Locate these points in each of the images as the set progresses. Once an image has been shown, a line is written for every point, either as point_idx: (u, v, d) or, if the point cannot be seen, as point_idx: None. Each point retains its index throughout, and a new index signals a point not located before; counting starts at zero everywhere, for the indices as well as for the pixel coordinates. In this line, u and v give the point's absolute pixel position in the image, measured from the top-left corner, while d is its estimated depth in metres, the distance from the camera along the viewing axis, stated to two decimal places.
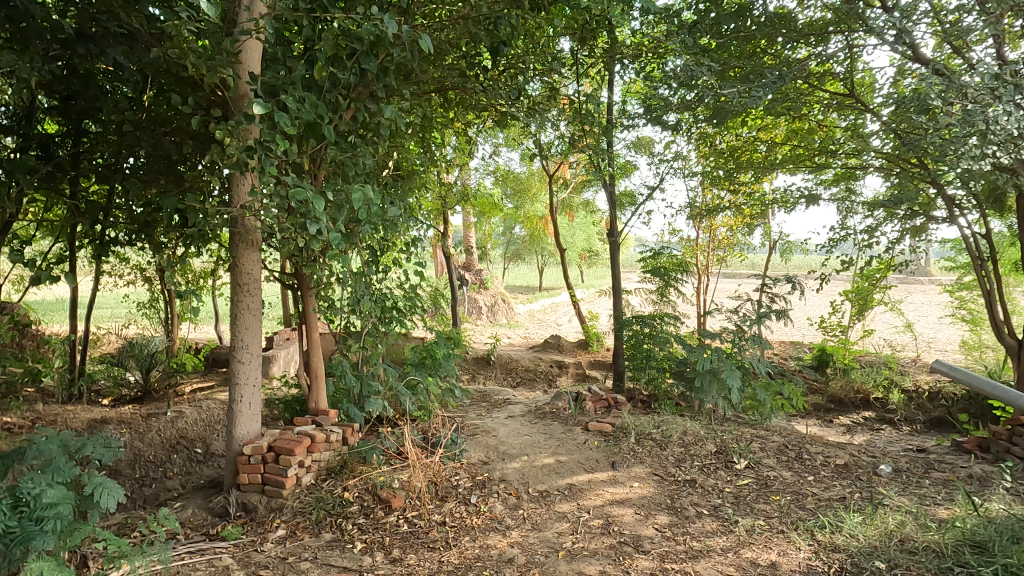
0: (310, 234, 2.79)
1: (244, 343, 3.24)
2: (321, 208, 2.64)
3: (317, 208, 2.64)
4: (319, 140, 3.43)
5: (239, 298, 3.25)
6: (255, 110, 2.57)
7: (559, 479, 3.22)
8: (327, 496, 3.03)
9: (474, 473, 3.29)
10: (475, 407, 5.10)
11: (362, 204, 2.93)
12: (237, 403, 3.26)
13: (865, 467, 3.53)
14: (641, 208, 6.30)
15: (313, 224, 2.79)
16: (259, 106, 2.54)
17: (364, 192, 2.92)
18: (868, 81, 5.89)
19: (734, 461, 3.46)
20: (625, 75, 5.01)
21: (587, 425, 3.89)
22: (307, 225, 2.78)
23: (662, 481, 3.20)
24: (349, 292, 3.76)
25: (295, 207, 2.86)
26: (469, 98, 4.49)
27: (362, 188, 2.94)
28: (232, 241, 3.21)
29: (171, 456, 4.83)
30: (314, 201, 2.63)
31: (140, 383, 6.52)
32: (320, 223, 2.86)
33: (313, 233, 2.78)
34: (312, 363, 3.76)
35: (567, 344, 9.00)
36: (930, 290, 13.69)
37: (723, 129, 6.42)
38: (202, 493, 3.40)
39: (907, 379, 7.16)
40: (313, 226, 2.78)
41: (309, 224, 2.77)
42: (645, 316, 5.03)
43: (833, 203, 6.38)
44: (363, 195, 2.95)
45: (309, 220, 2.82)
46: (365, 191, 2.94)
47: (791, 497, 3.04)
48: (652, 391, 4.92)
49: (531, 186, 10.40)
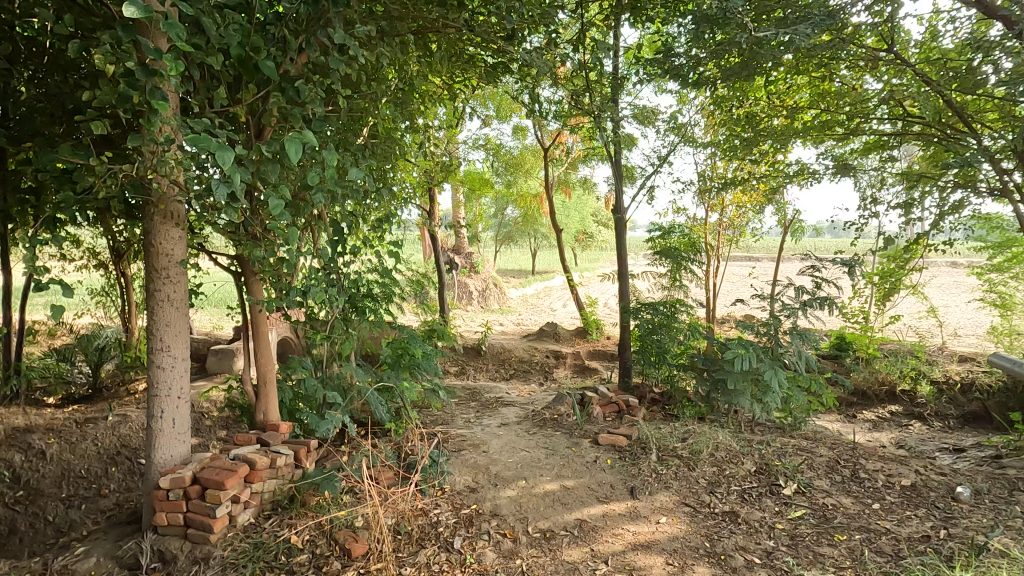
0: (218, 200, 2.01)
1: (163, 345, 2.53)
2: (230, 162, 1.84)
3: (223, 159, 1.83)
4: (262, 85, 2.68)
5: (156, 285, 2.52)
6: (126, 14, 1.67)
7: (567, 513, 2.56)
8: (269, 542, 2.34)
9: (458, 505, 2.63)
10: (464, 409, 4.42)
11: (299, 158, 2.15)
12: (156, 420, 2.55)
13: (939, 489, 2.87)
14: (649, 181, 5.60)
15: (223, 188, 2.00)
16: (132, 7, 1.66)
17: (301, 143, 2.15)
18: (905, 33, 5.18)
19: (780, 485, 2.80)
20: (637, 18, 4.28)
21: (597, 438, 3.23)
22: (213, 188, 1.99)
23: (694, 515, 2.55)
24: (301, 278, 3.01)
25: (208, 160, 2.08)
26: (452, 45, 3.75)
27: (293, 141, 2.15)
28: (144, 213, 2.47)
29: (109, 470, 4.15)
30: (213, 148, 1.82)
31: (90, 380, 5.92)
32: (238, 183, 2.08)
33: (224, 199, 2.00)
34: (261, 367, 3.03)
35: (564, 333, 8.31)
36: (956, 275, 12.88)
37: (741, 93, 5.71)
38: (117, 531, 2.71)
39: (936, 369, 6.55)
40: (221, 189, 1.99)
41: (215, 187, 1.98)
42: (657, 302, 4.41)
43: (862, 176, 5.72)
44: (300, 148, 2.17)
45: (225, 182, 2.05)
46: (298, 141, 2.15)
47: (863, 537, 2.40)
48: (668, 390, 4.27)
49: (524, 161, 9.53)
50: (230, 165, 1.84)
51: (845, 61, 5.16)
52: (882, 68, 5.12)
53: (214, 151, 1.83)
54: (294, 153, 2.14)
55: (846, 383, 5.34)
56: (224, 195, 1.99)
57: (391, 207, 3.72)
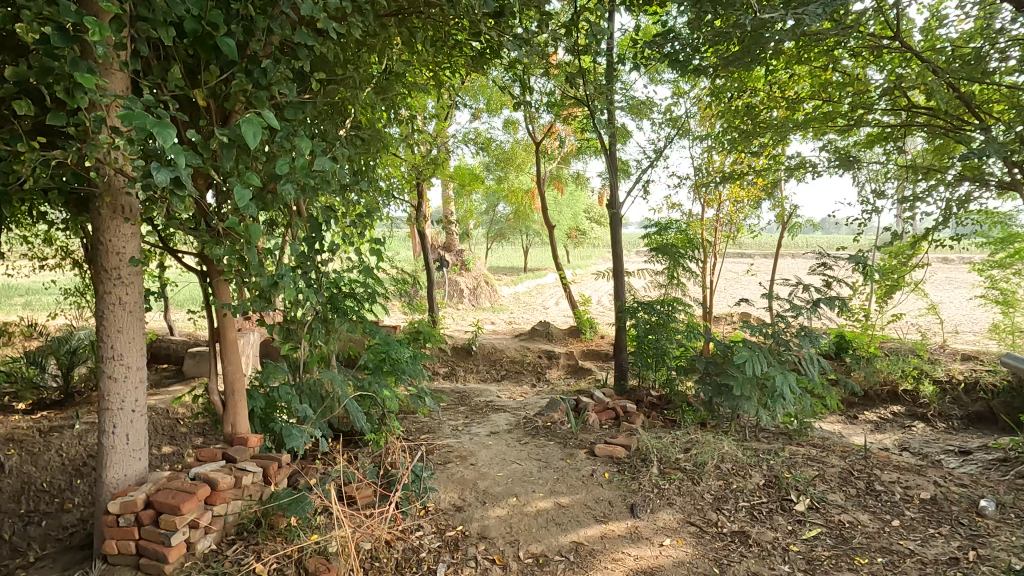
0: (158, 185, 1.74)
1: (114, 353, 2.28)
2: (170, 142, 1.56)
3: (162, 137, 1.55)
4: (225, 68, 2.43)
5: (106, 288, 2.26)
6: None
7: (562, 535, 2.34)
8: (231, 572, 2.08)
9: (442, 527, 2.40)
10: (452, 415, 4.19)
11: (257, 143, 1.88)
12: (107, 437, 2.30)
13: (961, 503, 2.67)
14: (644, 175, 5.38)
15: (164, 173, 1.74)
16: None
17: (259, 125, 1.88)
18: (910, 19, 4.97)
19: (791, 501, 2.60)
20: (632, 2, 4.06)
21: (593, 449, 3.01)
22: (152, 172, 1.72)
23: (701, 537, 2.33)
24: (271, 279, 2.77)
25: (151, 144, 1.82)
26: (438, 28, 3.51)
27: (251, 123, 1.87)
28: (91, 207, 2.22)
29: (73, 483, 3.88)
30: (151, 125, 1.55)
31: (61, 384, 5.63)
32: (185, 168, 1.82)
33: (166, 185, 1.73)
34: (230, 378, 2.78)
35: (556, 332, 8.07)
36: (952, 273, 12.72)
37: (739, 83, 5.50)
38: (66, 558, 2.46)
39: (938, 368, 6.38)
40: (162, 173, 1.73)
41: (154, 170, 1.71)
42: (655, 301, 4.20)
43: (864, 171, 5.53)
44: (259, 132, 1.89)
45: (170, 167, 1.79)
46: (256, 124, 1.87)
47: (886, 560, 2.19)
48: (667, 394, 4.05)
49: (515, 156, 9.28)
50: (170, 145, 1.57)
51: (848, 49, 4.95)
52: (886, 57, 4.92)
53: (152, 128, 1.55)
54: (252, 136, 1.87)
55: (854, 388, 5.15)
56: (165, 180, 1.73)
57: (372, 202, 3.48)
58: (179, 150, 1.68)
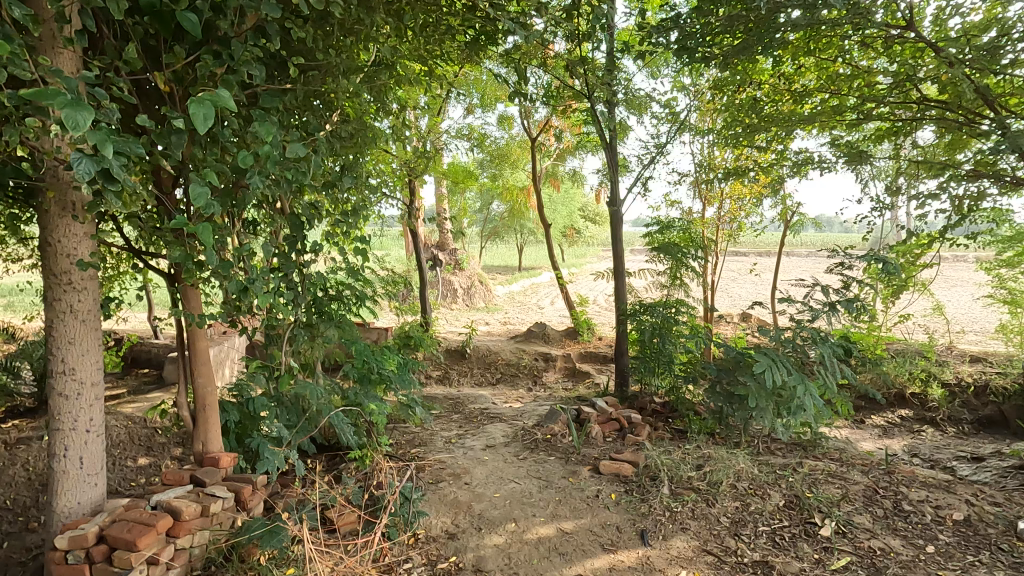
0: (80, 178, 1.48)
1: (65, 368, 2.03)
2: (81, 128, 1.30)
3: (73, 123, 1.29)
4: (193, 50, 2.19)
5: (56, 295, 2.02)
6: None
7: (566, 568, 2.11)
8: None
9: (434, 558, 2.17)
10: (446, 425, 3.95)
11: (207, 129, 1.63)
12: (58, 461, 2.06)
13: (998, 525, 2.45)
14: (645, 171, 5.17)
15: (88, 163, 1.49)
16: None
17: (210, 109, 1.63)
18: (923, 8, 4.75)
19: (815, 525, 2.38)
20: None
21: (598, 467, 2.78)
22: (73, 162, 1.47)
23: (720, 568, 2.12)
24: (246, 283, 2.53)
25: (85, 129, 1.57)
26: (430, 13, 3.27)
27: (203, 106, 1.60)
28: (37, 204, 1.97)
29: (39, 500, 3.60)
30: (61, 106, 1.29)
31: (35, 392, 5.35)
32: (119, 158, 1.56)
33: (89, 178, 1.48)
34: (201, 392, 2.54)
35: (553, 333, 7.84)
36: (951, 273, 12.55)
37: (742, 75, 5.28)
38: None
39: (947, 371, 6.19)
40: (83, 165, 1.47)
41: (75, 161, 1.46)
42: (659, 303, 3.98)
43: (871, 167, 5.33)
44: (212, 117, 1.63)
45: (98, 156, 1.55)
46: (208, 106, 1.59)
47: None
48: (672, 402, 3.83)
49: (510, 152, 9.02)
50: (83, 132, 1.31)
51: (859, 38, 4.74)
52: (898, 48, 4.71)
53: (63, 111, 1.30)
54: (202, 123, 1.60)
55: (878, 397, 5.01)
56: (87, 173, 1.47)
57: (359, 198, 3.23)
58: (104, 138, 1.43)
